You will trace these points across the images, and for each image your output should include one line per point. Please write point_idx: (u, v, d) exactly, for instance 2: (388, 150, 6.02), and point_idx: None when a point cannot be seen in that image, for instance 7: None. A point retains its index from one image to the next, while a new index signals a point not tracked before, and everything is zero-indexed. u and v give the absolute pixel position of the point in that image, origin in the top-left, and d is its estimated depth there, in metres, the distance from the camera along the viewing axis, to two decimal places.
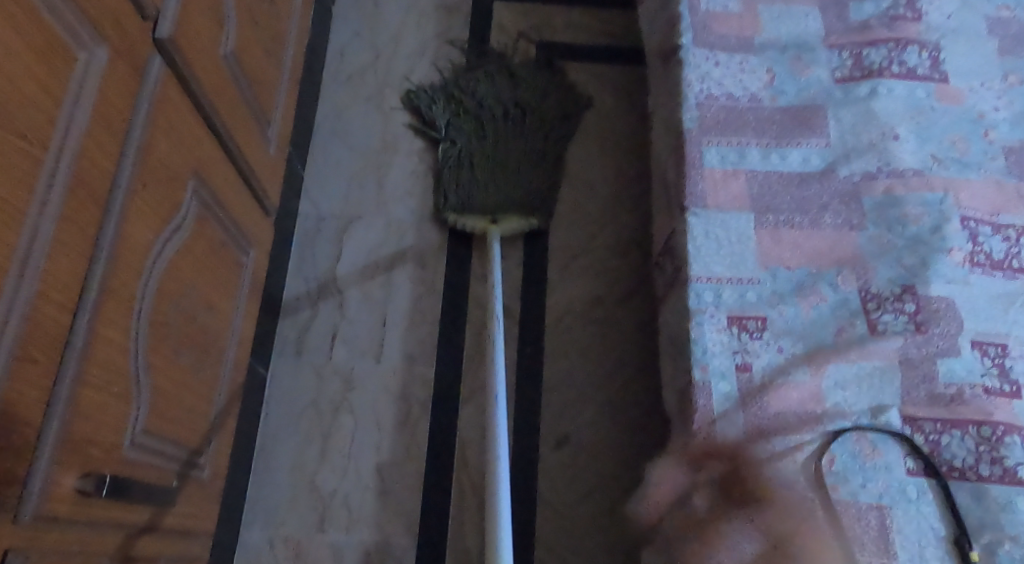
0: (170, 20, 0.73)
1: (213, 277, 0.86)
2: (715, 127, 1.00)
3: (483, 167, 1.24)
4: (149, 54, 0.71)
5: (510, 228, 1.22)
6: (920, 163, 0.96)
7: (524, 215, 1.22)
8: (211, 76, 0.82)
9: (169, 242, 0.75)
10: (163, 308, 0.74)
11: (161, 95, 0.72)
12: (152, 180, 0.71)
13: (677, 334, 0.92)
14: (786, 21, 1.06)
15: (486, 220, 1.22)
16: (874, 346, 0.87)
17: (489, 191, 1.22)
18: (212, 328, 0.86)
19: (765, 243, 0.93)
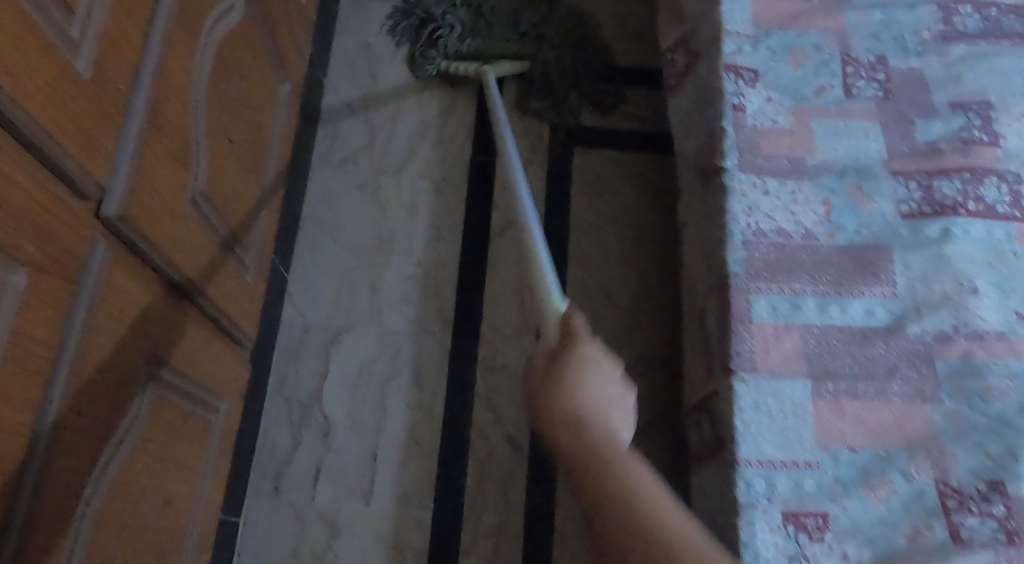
0: (120, 193, 0.61)
1: (175, 462, 0.75)
2: (764, 271, 0.86)
3: (488, 35, 1.22)
4: (91, 240, 0.59)
5: (502, 70, 1.23)
6: (1003, 324, 0.83)
7: (513, 61, 1.23)
8: (176, 233, 0.70)
9: (117, 452, 0.64)
10: (101, 538, 0.63)
11: (105, 285, 0.61)
12: (89, 396, 0.60)
13: (722, 518, 0.80)
14: (844, 138, 0.93)
15: (478, 63, 1.23)
16: (957, 559, 0.74)
17: (485, 48, 1.22)
18: (170, 522, 0.75)
19: (825, 417, 0.80)
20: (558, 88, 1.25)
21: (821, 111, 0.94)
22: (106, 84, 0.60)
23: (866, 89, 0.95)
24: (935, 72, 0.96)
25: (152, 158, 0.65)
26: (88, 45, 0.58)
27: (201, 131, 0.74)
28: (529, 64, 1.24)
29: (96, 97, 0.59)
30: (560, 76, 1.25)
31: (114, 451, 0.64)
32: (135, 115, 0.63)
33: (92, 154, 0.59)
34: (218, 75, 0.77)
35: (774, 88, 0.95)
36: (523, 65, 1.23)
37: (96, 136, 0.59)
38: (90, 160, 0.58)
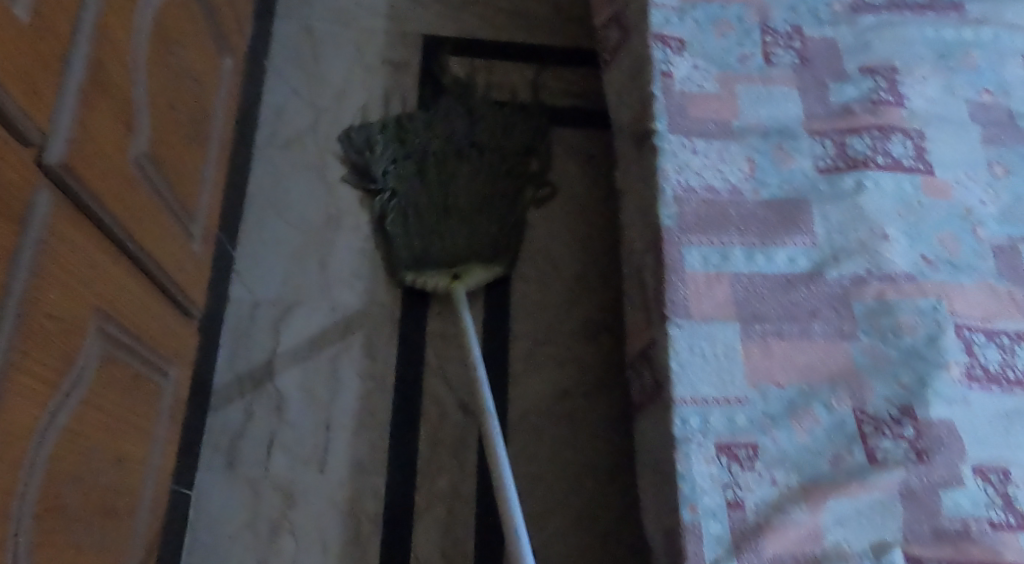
0: (62, 141, 0.63)
1: (127, 421, 0.76)
2: (696, 225, 0.92)
3: (451, 239, 1.15)
4: (37, 187, 0.61)
5: (476, 280, 1.15)
6: (912, 266, 0.90)
7: (488, 266, 1.15)
8: (117, 194, 0.71)
9: (67, 401, 0.64)
10: (54, 490, 0.63)
11: (53, 235, 0.62)
12: (40, 338, 0.60)
13: (662, 458, 0.84)
14: (765, 103, 0.99)
15: (450, 276, 1.14)
16: (874, 478, 0.80)
17: (455, 252, 1.14)
18: (123, 482, 0.75)
19: (754, 357, 0.85)
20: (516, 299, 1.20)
21: (745, 78, 1.00)
22: (47, 32, 0.62)
23: (784, 57, 1.01)
24: (846, 40, 1.02)
25: (93, 114, 0.68)
26: None
27: (141, 94, 0.76)
28: (504, 266, 1.17)
29: (36, 44, 0.61)
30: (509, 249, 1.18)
31: (62, 401, 0.64)
32: (75, 68, 0.65)
33: (34, 101, 0.61)
34: (157, 40, 0.79)
35: (700, 56, 1.01)
36: (498, 270, 1.16)
37: (38, 84, 0.61)
38: (33, 106, 0.60)
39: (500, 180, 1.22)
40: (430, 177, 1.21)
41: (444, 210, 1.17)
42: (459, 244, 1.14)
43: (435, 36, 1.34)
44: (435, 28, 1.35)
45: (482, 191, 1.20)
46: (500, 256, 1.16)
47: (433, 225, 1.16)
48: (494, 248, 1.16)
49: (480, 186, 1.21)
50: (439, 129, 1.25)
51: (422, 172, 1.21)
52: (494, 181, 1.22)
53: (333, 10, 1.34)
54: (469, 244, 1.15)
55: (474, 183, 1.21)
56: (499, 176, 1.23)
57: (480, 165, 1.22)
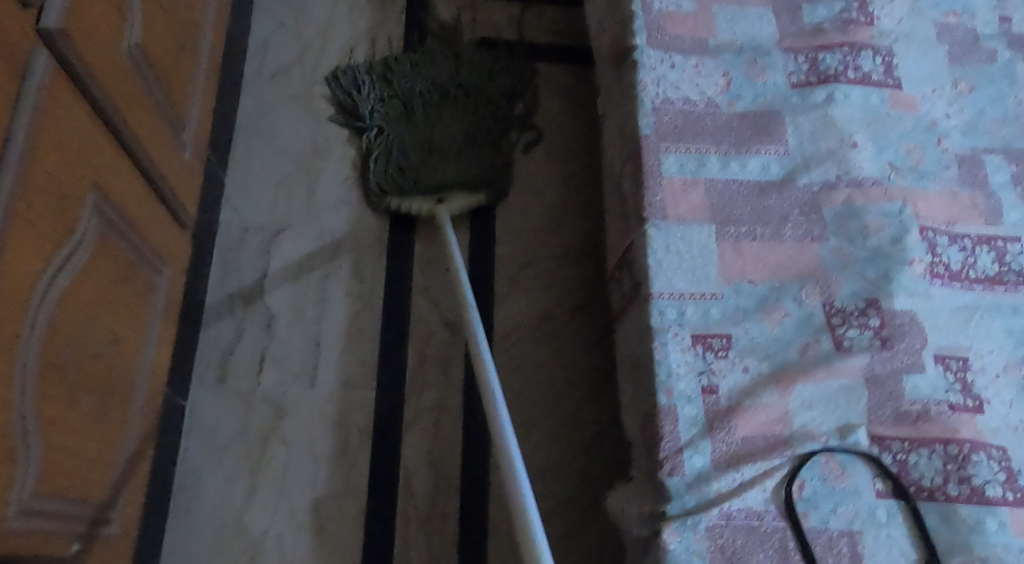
0: (58, 8, 0.66)
1: (121, 306, 0.78)
2: (673, 135, 0.95)
3: (435, 165, 1.18)
4: (32, 47, 0.64)
5: (457, 206, 1.18)
6: (878, 172, 0.94)
7: (471, 192, 1.19)
8: (110, 74, 0.74)
9: (66, 266, 0.68)
10: (53, 350, 0.67)
11: (49, 98, 0.65)
12: (39, 198, 0.64)
13: (639, 352, 0.88)
14: (741, 22, 1.02)
15: (433, 201, 1.18)
16: (841, 363, 0.84)
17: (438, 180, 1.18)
18: (118, 365, 0.78)
19: (727, 256, 0.89)
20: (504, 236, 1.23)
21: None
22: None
23: None
24: None
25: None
26: None
27: None
28: (486, 191, 1.20)
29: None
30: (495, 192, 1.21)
31: (62, 264, 0.68)
32: None
33: None
34: None
35: None
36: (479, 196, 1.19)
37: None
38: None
39: (487, 118, 1.25)
40: (417, 114, 1.23)
41: (430, 144, 1.20)
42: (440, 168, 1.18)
43: None
44: None
45: (467, 126, 1.23)
46: (481, 181, 1.19)
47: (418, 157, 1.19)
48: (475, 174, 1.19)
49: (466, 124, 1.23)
50: (425, 70, 1.28)
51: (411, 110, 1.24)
52: (480, 120, 1.25)
53: None
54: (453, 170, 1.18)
55: (460, 122, 1.23)
56: (486, 115, 1.25)
57: (466, 105, 1.25)
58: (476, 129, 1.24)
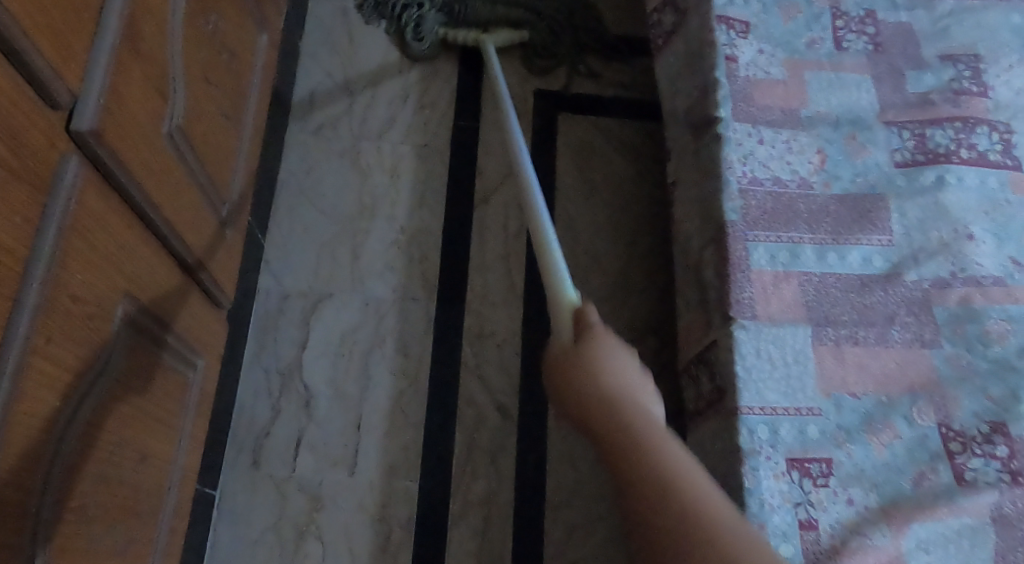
0: (91, 107, 0.62)
1: (151, 416, 0.73)
2: (762, 220, 0.84)
3: (477, 2, 1.25)
4: (64, 154, 0.60)
5: (500, 39, 1.25)
6: (999, 269, 0.82)
7: (512, 29, 1.25)
8: (141, 158, 0.69)
9: (91, 393, 0.63)
10: (73, 490, 0.61)
11: (78, 209, 0.61)
12: (69, 322, 0.59)
13: (725, 471, 0.78)
14: (837, 90, 0.92)
15: (477, 32, 1.24)
16: (963, 501, 0.73)
17: (480, 16, 1.25)
18: (142, 479, 0.72)
19: (826, 364, 0.78)
20: (558, 53, 1.27)
21: (814, 64, 0.93)
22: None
23: (856, 42, 0.94)
24: (923, 26, 0.95)
25: (124, 79, 0.66)
26: None
27: (176, 63, 0.74)
28: (528, 32, 1.26)
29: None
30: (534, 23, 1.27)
31: (89, 390, 0.62)
32: (109, 27, 0.64)
33: (64, 58, 0.59)
34: (195, 9, 0.77)
35: (766, 40, 0.94)
36: (522, 34, 1.25)
37: (68, 41, 0.59)
38: (62, 65, 0.59)
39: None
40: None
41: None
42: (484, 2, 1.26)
43: None
44: None
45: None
46: (524, 21, 1.26)
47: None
48: (516, 15, 1.26)
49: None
50: None
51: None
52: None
53: None
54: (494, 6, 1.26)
55: None
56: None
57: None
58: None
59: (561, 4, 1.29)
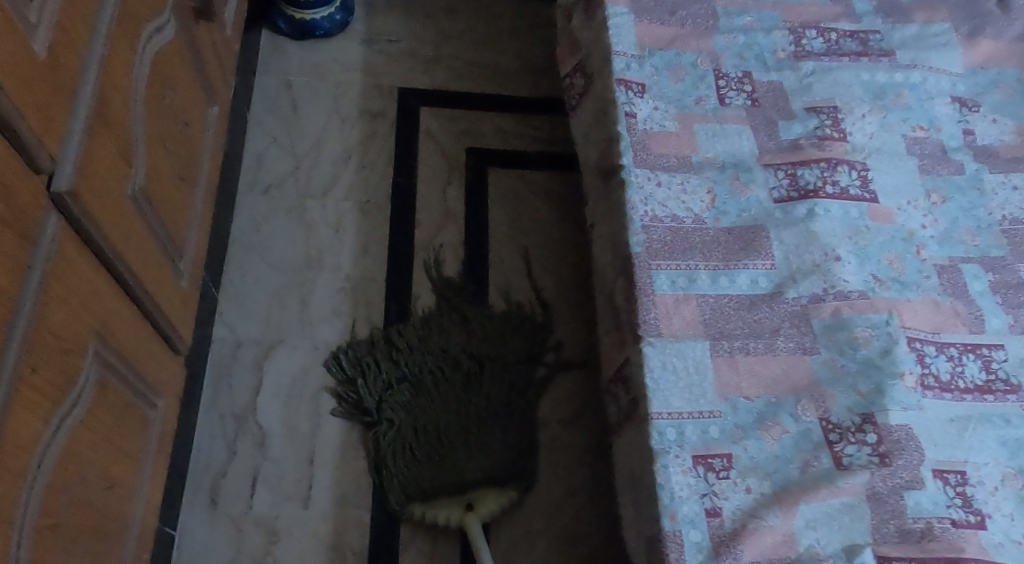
0: (68, 171, 0.71)
1: (116, 447, 0.80)
2: (663, 252, 0.97)
3: (456, 463, 1.10)
4: (45, 210, 0.68)
5: (489, 510, 1.08)
6: (863, 284, 0.96)
7: (499, 490, 1.10)
8: (112, 211, 0.78)
9: (65, 422, 0.70)
10: (53, 508, 0.69)
11: (57, 257, 0.69)
12: (48, 355, 0.67)
13: (642, 473, 0.88)
14: (721, 139, 1.06)
15: (462, 508, 1.08)
16: (842, 482, 0.85)
17: (463, 479, 1.09)
18: (110, 505, 0.79)
19: (722, 372, 0.90)
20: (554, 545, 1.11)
21: (701, 118, 1.07)
22: (62, 67, 0.70)
23: (736, 98, 1.09)
24: (790, 83, 1.10)
25: (97, 147, 0.75)
26: (44, 28, 0.68)
27: (139, 132, 0.84)
28: (514, 485, 1.11)
29: (51, 77, 0.68)
30: (512, 449, 1.13)
31: (64, 418, 0.70)
32: (83, 102, 0.73)
33: (47, 129, 0.68)
34: (153, 85, 0.87)
35: (659, 98, 1.08)
36: (509, 494, 1.10)
37: (52, 114, 0.69)
38: (46, 135, 0.68)
39: (496, 380, 1.19)
40: (417, 407, 1.15)
41: (451, 429, 1.12)
42: (461, 477, 1.09)
43: (409, 85, 1.42)
44: (405, 79, 1.42)
45: (478, 391, 1.17)
46: (508, 474, 1.11)
47: (431, 457, 1.11)
48: (497, 468, 1.11)
49: (481, 384, 1.17)
50: (430, 348, 1.20)
51: (391, 367, 1.18)
52: (495, 395, 1.17)
53: (310, 65, 1.40)
54: (477, 467, 1.10)
55: (467, 389, 1.17)
56: (509, 393, 1.18)
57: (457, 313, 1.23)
58: (469, 330, 1.23)
59: (518, 416, 1.17)
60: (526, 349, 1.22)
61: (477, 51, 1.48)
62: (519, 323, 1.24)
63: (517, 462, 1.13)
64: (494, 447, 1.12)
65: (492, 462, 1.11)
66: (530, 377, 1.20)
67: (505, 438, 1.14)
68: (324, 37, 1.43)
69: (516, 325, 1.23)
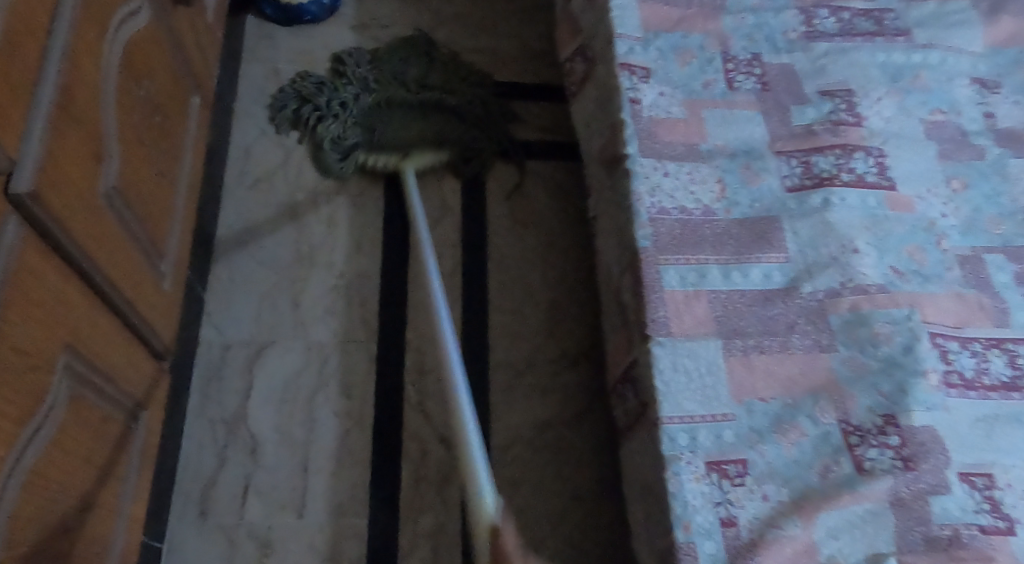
0: (29, 172, 0.66)
1: (91, 470, 0.75)
2: (671, 246, 0.92)
3: (397, 111, 1.28)
4: (4, 216, 0.63)
5: (421, 164, 1.26)
6: (883, 278, 0.91)
7: (434, 150, 1.27)
8: (80, 216, 0.73)
9: (30, 445, 0.65)
10: (17, 539, 0.64)
11: (19, 266, 0.64)
12: (10, 373, 0.63)
13: (653, 480, 0.84)
14: (730, 125, 1.01)
15: (399, 157, 1.25)
16: (864, 488, 0.80)
17: (402, 141, 1.26)
18: (85, 532, 0.75)
19: (736, 373, 0.86)
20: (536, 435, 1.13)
21: (710, 103, 1.02)
22: (19, 60, 0.65)
23: (746, 83, 1.04)
24: (802, 66, 1.05)
25: (61, 144, 0.70)
26: None
27: (111, 129, 0.79)
28: (448, 153, 1.28)
29: (5, 71, 0.63)
30: (455, 123, 1.29)
31: (29, 441, 0.65)
32: (44, 96, 0.68)
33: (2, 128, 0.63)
34: (126, 75, 0.82)
35: (666, 83, 1.03)
36: (443, 154, 1.27)
37: (7, 111, 0.64)
38: None
39: (447, 68, 1.36)
40: (374, 63, 1.33)
41: (398, 82, 1.32)
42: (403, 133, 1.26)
43: None
44: None
45: (425, 67, 1.35)
46: (444, 142, 1.27)
47: (378, 105, 1.28)
48: (433, 134, 1.27)
49: (427, 86, 1.32)
50: (389, 64, 1.34)
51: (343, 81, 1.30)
52: (438, 73, 1.35)
53: (299, 53, 1.35)
54: (416, 128, 1.27)
55: (420, 60, 1.35)
56: (453, 83, 1.34)
57: (422, 43, 1.37)
58: (428, 67, 1.35)
59: (472, 107, 1.31)
60: (479, 94, 1.34)
61: (473, 36, 1.42)
62: (473, 87, 1.35)
63: (463, 143, 1.28)
64: (427, 105, 1.29)
65: (427, 110, 1.29)
66: (483, 109, 1.32)
67: (447, 99, 1.30)
68: (313, 23, 1.37)
69: (466, 82, 1.35)
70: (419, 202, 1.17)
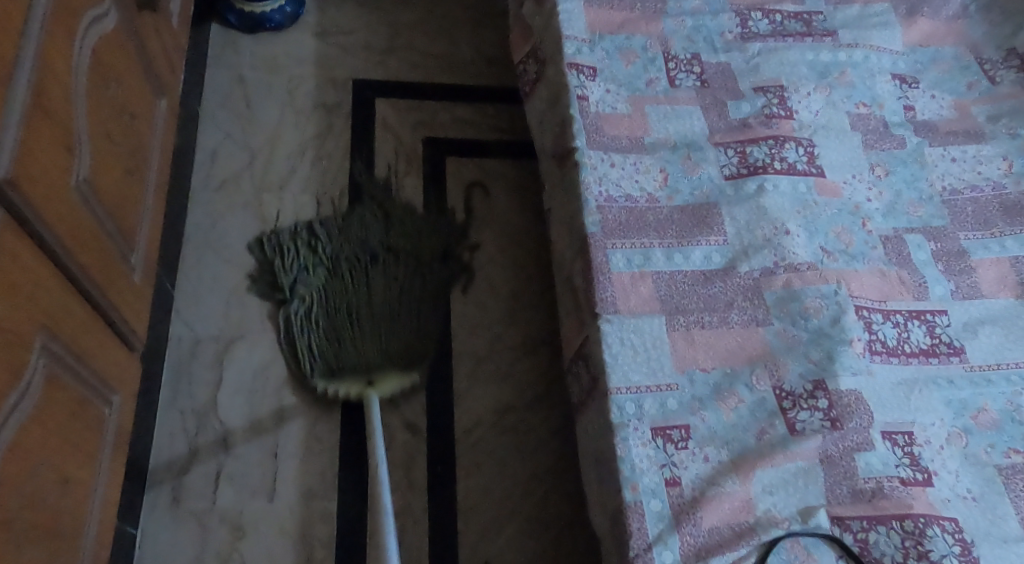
0: (7, 160, 0.70)
1: (68, 446, 0.80)
2: (618, 231, 0.99)
3: (358, 286, 1.21)
4: None
5: (389, 390, 1.15)
6: (813, 256, 0.99)
7: (402, 372, 1.16)
8: (54, 205, 0.78)
9: (11, 417, 0.70)
10: (1, 504, 0.68)
11: None
12: None
13: (604, 448, 0.90)
14: (672, 120, 1.08)
15: (363, 383, 1.15)
16: (796, 447, 0.87)
17: (363, 360, 1.15)
18: (63, 505, 0.79)
19: (679, 346, 0.93)
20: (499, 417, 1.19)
21: (653, 100, 1.09)
22: None
23: (686, 80, 1.11)
24: (738, 64, 1.13)
25: (35, 135, 0.75)
26: None
27: (81, 124, 0.83)
28: (418, 374, 1.17)
29: None
30: (420, 308, 1.22)
31: (10, 413, 0.70)
32: (19, 91, 0.73)
33: None
34: (95, 75, 0.87)
35: (611, 81, 1.10)
36: (410, 378, 1.16)
37: None
38: None
39: (408, 215, 1.30)
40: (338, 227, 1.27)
41: (363, 249, 1.25)
42: (371, 335, 1.16)
43: (363, 78, 1.42)
44: (360, 71, 1.42)
45: (383, 221, 1.28)
46: (413, 362, 1.17)
47: (338, 289, 1.21)
48: (397, 349, 1.17)
49: (392, 258, 1.25)
50: (352, 229, 1.27)
51: (307, 250, 1.24)
52: (400, 227, 1.28)
53: (262, 59, 1.40)
54: (385, 342, 1.16)
55: (381, 216, 1.29)
56: (412, 272, 1.24)
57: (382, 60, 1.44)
58: (389, 225, 1.28)
59: (432, 264, 1.26)
60: (439, 247, 1.28)
61: (431, 41, 1.49)
62: (437, 238, 1.29)
63: (424, 354, 1.18)
64: (394, 291, 1.21)
65: (391, 289, 1.21)
66: (445, 272, 1.27)
67: (409, 262, 1.25)
68: (275, 30, 1.42)
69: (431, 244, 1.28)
70: (383, 448, 1.07)
